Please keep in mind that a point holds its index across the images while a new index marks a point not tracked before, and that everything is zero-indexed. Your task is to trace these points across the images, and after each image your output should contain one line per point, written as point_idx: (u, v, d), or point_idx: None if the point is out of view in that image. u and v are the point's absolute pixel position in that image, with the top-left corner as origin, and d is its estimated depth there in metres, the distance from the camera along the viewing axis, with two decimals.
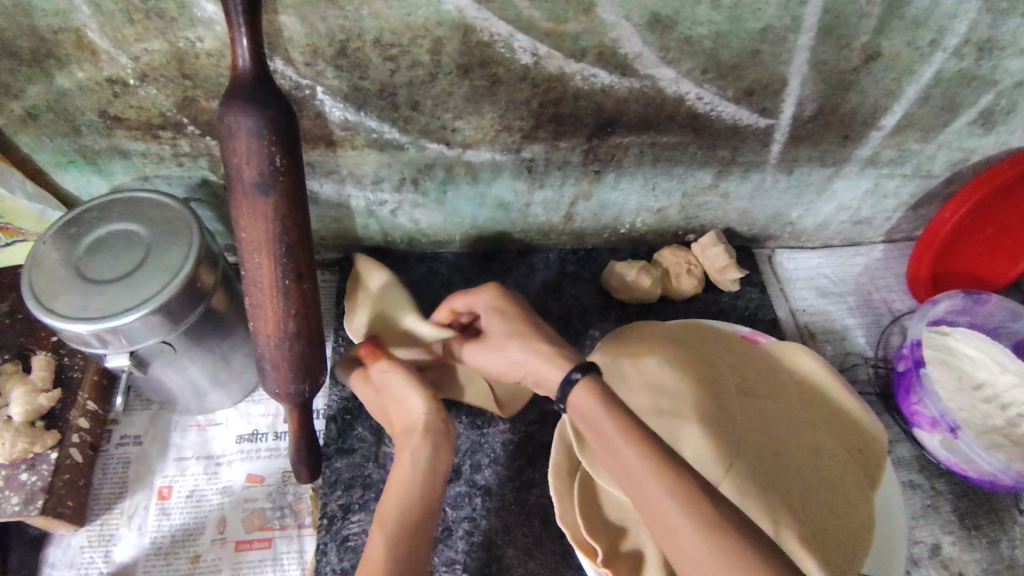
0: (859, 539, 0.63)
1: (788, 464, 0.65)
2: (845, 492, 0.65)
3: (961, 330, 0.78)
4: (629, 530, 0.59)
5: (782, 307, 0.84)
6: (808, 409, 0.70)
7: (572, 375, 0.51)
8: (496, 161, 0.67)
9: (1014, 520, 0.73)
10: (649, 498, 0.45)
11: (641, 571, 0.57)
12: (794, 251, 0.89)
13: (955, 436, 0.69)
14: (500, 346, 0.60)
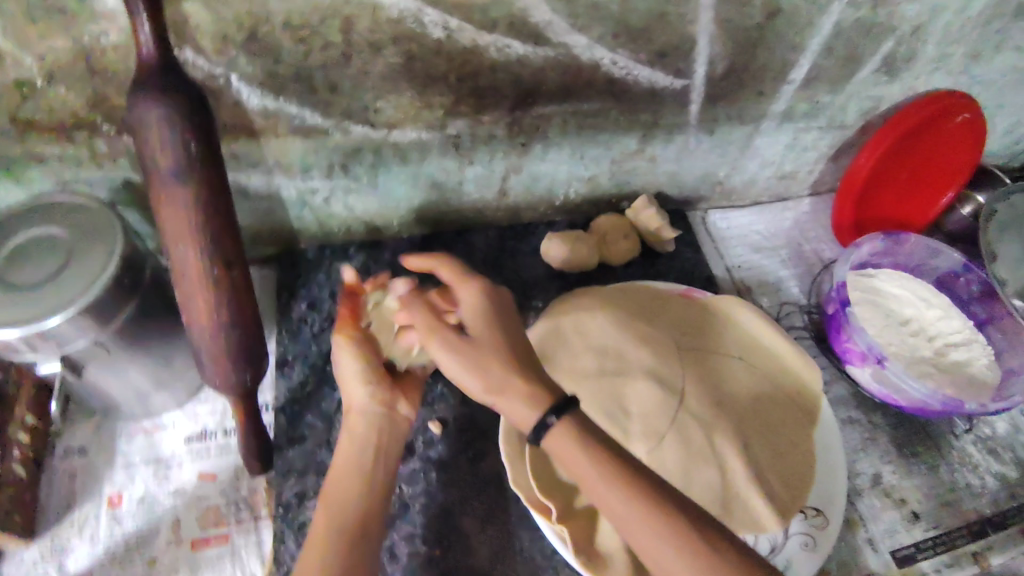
0: (803, 481, 0.67)
1: (734, 413, 0.69)
2: (791, 440, 0.69)
3: (885, 271, 0.83)
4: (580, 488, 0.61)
5: (718, 265, 0.87)
6: (747, 364, 0.73)
7: (547, 420, 0.50)
8: (424, 140, 0.67)
9: (948, 445, 0.77)
10: (638, 539, 0.47)
11: (593, 525, 0.60)
12: (726, 210, 0.92)
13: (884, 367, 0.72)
14: (478, 356, 0.53)
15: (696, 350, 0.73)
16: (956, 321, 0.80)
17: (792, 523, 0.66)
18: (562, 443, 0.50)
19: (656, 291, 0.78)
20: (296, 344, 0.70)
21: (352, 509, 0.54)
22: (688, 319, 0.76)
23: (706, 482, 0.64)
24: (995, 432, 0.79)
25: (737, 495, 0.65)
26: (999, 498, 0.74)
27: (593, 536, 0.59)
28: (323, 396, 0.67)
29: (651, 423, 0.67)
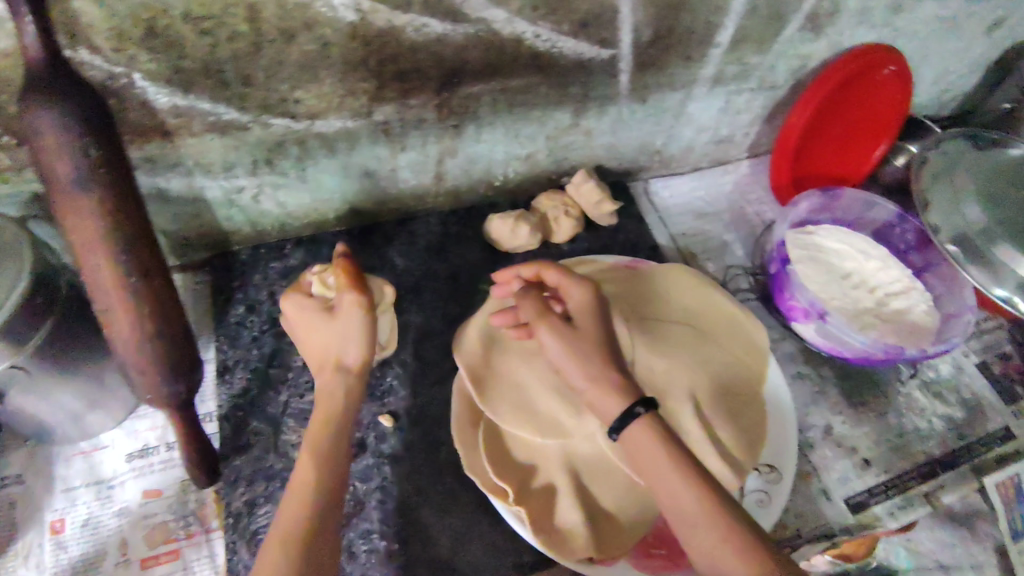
0: (759, 439, 0.68)
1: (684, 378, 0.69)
2: (745, 399, 0.69)
3: (824, 228, 0.84)
4: (537, 467, 0.62)
5: (663, 234, 0.87)
6: (696, 327, 0.74)
7: (634, 409, 0.56)
8: (349, 129, 0.65)
9: (895, 392, 0.79)
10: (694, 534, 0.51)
11: (552, 502, 0.61)
12: (667, 179, 0.92)
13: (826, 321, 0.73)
14: (582, 341, 0.61)
15: (646, 318, 0.73)
16: (895, 270, 0.82)
17: (749, 480, 0.66)
18: (640, 435, 0.55)
19: (601, 265, 0.77)
20: (236, 349, 0.68)
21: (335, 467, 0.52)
22: (635, 292, 0.75)
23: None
24: (938, 375, 0.81)
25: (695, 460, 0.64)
26: (947, 438, 0.76)
27: (553, 515, 0.60)
28: (268, 400, 0.65)
29: None
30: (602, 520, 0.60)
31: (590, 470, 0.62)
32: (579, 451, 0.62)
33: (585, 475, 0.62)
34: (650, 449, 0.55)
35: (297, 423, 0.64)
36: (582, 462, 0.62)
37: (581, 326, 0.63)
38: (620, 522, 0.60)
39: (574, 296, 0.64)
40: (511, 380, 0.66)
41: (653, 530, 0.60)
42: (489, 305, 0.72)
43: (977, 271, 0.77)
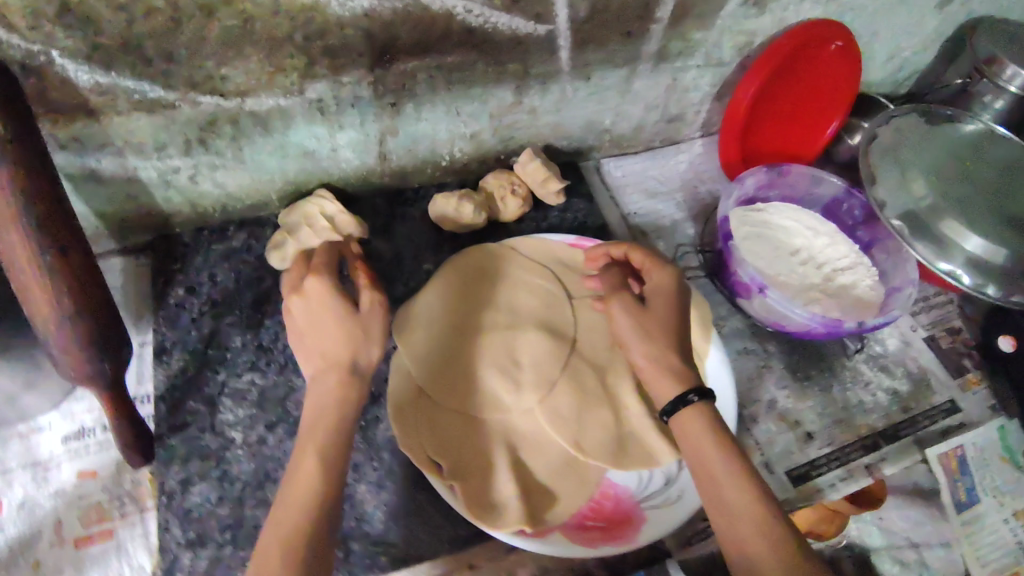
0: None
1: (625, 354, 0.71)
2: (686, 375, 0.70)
3: (774, 205, 0.84)
4: (472, 444, 0.63)
5: (614, 213, 0.87)
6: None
7: (688, 395, 0.56)
8: (282, 107, 0.65)
9: (841, 366, 0.79)
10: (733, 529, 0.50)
11: (485, 475, 0.61)
12: (620, 158, 0.91)
13: (767, 295, 0.73)
14: (651, 325, 0.61)
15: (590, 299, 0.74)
16: (842, 247, 0.82)
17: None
18: (693, 422, 0.55)
19: (544, 244, 0.76)
20: (175, 330, 0.68)
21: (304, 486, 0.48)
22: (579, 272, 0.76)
23: (599, 425, 0.65)
24: (886, 349, 0.82)
25: (631, 435, 0.66)
26: (890, 411, 0.77)
27: (488, 490, 0.60)
28: (206, 380, 0.65)
29: (541, 372, 0.67)
30: (536, 494, 0.61)
31: (525, 444, 0.64)
32: (517, 425, 0.65)
33: (521, 449, 0.64)
34: (703, 439, 0.54)
35: (235, 403, 0.64)
36: (518, 437, 0.64)
37: (659, 305, 0.62)
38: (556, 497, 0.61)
39: (656, 278, 0.64)
40: (452, 357, 0.68)
41: (589, 502, 0.61)
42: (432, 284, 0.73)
43: (924, 246, 0.77)
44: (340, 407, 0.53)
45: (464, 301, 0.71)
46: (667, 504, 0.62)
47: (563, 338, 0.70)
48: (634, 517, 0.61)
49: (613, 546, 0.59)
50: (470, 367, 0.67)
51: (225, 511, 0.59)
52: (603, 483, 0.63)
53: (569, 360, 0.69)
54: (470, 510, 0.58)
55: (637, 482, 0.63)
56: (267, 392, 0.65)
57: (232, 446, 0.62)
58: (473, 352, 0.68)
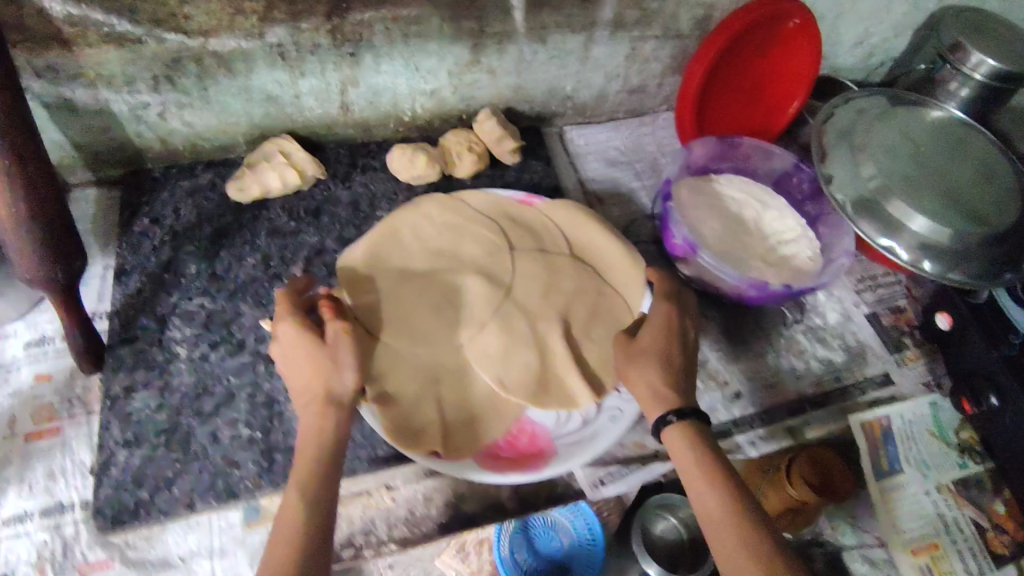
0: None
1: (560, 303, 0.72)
2: (614, 327, 0.72)
3: (726, 176, 0.87)
4: (392, 372, 0.64)
5: (571, 177, 0.89)
6: (577, 261, 0.75)
7: (667, 416, 0.59)
8: (243, 50, 0.69)
9: (779, 335, 0.81)
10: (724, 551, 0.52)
11: (402, 402, 0.63)
12: (583, 126, 0.94)
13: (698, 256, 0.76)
14: (641, 355, 0.62)
15: (531, 250, 0.75)
16: (789, 219, 0.84)
17: (606, 399, 0.68)
18: (675, 443, 0.58)
19: (493, 199, 0.79)
20: (135, 255, 0.73)
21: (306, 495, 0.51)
22: (524, 224, 0.77)
23: (523, 365, 0.67)
24: (825, 322, 0.84)
25: (554, 378, 0.67)
26: (823, 380, 0.79)
27: (410, 419, 0.63)
28: (158, 301, 0.70)
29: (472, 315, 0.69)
30: (455, 426, 0.64)
31: (449, 379, 0.66)
32: (443, 360, 0.67)
33: (445, 384, 0.65)
34: (686, 459, 0.57)
35: (183, 322, 0.69)
36: (443, 371, 0.66)
37: (650, 335, 0.64)
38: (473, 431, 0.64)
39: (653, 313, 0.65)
40: (388, 293, 0.69)
41: (505, 435, 0.65)
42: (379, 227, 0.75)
43: (869, 223, 0.79)
44: (324, 438, 0.53)
45: (408, 246, 0.73)
46: (580, 442, 0.67)
47: (499, 283, 0.71)
48: (547, 452, 0.66)
49: (521, 474, 0.64)
50: (403, 303, 0.68)
51: (162, 416, 0.63)
52: (522, 419, 0.66)
53: (502, 304, 0.70)
54: (392, 434, 0.62)
55: (555, 421, 0.67)
56: (214, 315, 0.69)
57: (175, 360, 0.66)
58: (406, 289, 0.70)
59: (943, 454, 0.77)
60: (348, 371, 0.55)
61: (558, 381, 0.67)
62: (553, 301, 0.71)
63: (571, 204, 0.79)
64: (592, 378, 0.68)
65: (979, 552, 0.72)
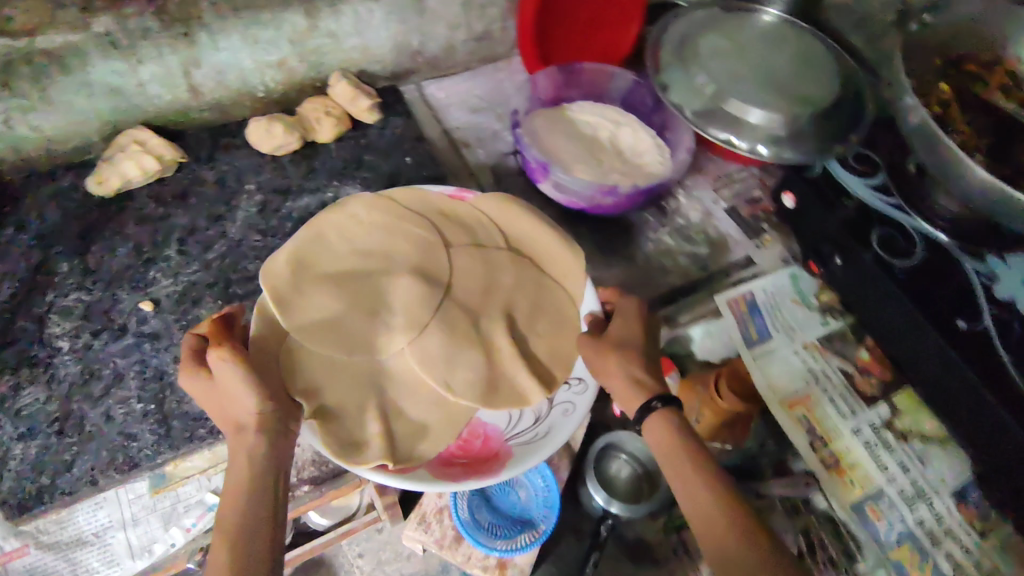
0: (568, 353, 0.69)
1: (503, 299, 0.70)
2: (559, 320, 0.70)
3: (577, 103, 0.92)
4: (329, 382, 0.61)
5: (435, 128, 0.92)
6: (513, 253, 0.73)
7: (652, 403, 0.58)
8: (73, 44, 0.69)
9: (646, 239, 0.87)
10: (713, 537, 0.52)
11: (342, 412, 0.61)
12: (440, 81, 0.98)
13: (552, 173, 0.81)
14: (617, 349, 0.63)
15: (467, 246, 0.73)
16: (639, 131, 0.90)
17: (556, 395, 0.67)
18: (660, 428, 0.58)
19: (420, 195, 0.75)
20: (4, 263, 0.73)
21: (236, 534, 0.49)
22: (458, 219, 0.74)
23: (469, 364, 0.65)
24: (688, 221, 0.89)
25: (502, 376, 0.66)
26: (690, 272, 0.85)
27: (351, 432, 0.60)
28: (33, 302, 0.71)
29: (413, 316, 0.66)
30: (402, 437, 0.61)
31: (391, 388, 0.64)
32: (382, 365, 0.65)
33: (387, 389, 0.64)
34: (672, 446, 0.57)
35: (61, 317, 0.70)
36: (385, 377, 0.64)
37: (623, 331, 0.64)
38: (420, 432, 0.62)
39: (623, 304, 0.67)
40: (319, 295, 0.65)
41: (457, 441, 0.63)
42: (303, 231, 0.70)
43: (712, 124, 0.84)
44: (251, 481, 0.52)
45: (336, 252, 0.69)
46: (536, 439, 0.65)
47: (439, 282, 0.69)
48: (501, 453, 0.63)
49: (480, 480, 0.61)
50: (334, 312, 0.64)
51: (54, 406, 0.65)
52: (472, 422, 0.65)
53: (441, 303, 0.67)
54: (336, 450, 0.58)
55: (507, 421, 0.66)
56: (92, 306, 0.71)
57: (59, 353, 0.68)
58: (333, 292, 0.65)
59: (807, 316, 0.84)
60: (247, 396, 0.54)
61: (507, 378, 0.66)
62: (494, 297, 0.70)
63: (508, 197, 0.76)
64: (541, 370, 0.67)
65: (848, 395, 0.79)
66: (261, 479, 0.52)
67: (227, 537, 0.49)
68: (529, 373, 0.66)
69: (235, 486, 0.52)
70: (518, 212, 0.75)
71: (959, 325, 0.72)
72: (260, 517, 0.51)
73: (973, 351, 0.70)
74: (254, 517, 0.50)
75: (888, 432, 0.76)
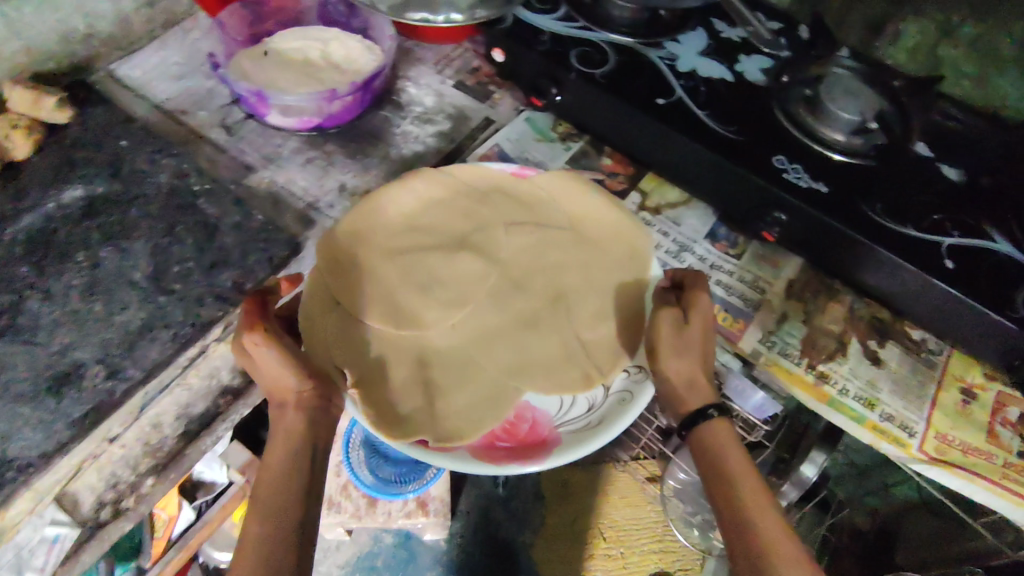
0: (634, 340, 0.71)
1: (557, 275, 0.73)
2: (620, 303, 0.72)
3: (277, 34, 0.91)
4: (384, 367, 0.66)
5: (142, 105, 0.87)
6: (574, 233, 0.76)
7: (708, 410, 0.63)
8: None
9: (393, 134, 0.90)
10: (752, 535, 0.57)
11: (391, 393, 0.65)
12: (129, 60, 0.91)
13: (268, 98, 0.81)
14: (688, 346, 0.66)
15: (529, 223, 0.76)
16: (344, 39, 0.92)
17: (613, 383, 0.68)
18: (716, 434, 0.63)
19: (488, 174, 0.80)
20: None
21: (277, 505, 0.57)
22: (513, 193, 0.79)
23: (523, 342, 0.69)
24: (426, 107, 0.93)
25: (561, 350, 0.69)
26: (441, 148, 0.90)
27: (391, 404, 0.64)
28: None
29: (463, 295, 0.71)
30: (444, 412, 0.64)
31: (439, 364, 0.67)
32: (432, 344, 0.68)
33: (436, 370, 0.66)
34: (721, 450, 0.62)
35: None
36: (438, 356, 0.67)
37: (695, 330, 0.66)
38: (453, 413, 0.64)
39: (699, 302, 0.68)
40: (381, 270, 0.72)
41: (503, 422, 0.65)
42: (365, 202, 0.77)
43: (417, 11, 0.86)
44: (290, 458, 0.59)
45: (397, 234, 0.75)
46: (586, 427, 0.65)
47: (485, 261, 0.73)
48: (548, 441, 0.64)
49: (521, 462, 0.62)
50: (405, 300, 0.70)
51: None
52: (521, 406, 0.66)
53: (488, 281, 0.72)
54: (371, 418, 0.63)
55: (557, 407, 0.67)
56: None
57: None
58: (399, 274, 0.71)
59: (551, 147, 0.92)
60: (291, 377, 0.61)
61: (569, 356, 0.69)
62: (556, 276, 0.73)
63: (565, 173, 0.81)
64: (592, 351, 0.69)
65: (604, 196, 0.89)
66: (301, 467, 0.59)
67: (271, 514, 0.57)
68: (578, 350, 0.69)
69: (279, 469, 0.59)
70: (568, 197, 0.79)
71: (659, 102, 0.83)
72: (298, 492, 0.58)
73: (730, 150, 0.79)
74: (298, 491, 0.58)
75: (644, 212, 0.88)
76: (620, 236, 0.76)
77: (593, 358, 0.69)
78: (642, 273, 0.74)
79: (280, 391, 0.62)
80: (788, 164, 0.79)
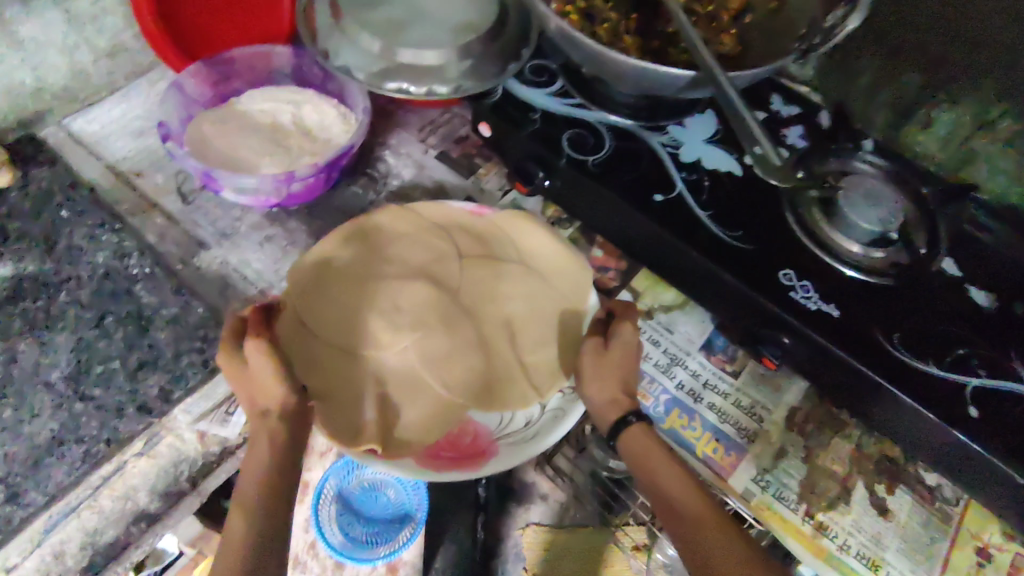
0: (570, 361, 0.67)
1: (506, 305, 0.69)
2: (560, 331, 0.69)
3: (246, 95, 0.83)
4: (344, 389, 0.62)
5: (95, 167, 0.80)
6: (524, 267, 0.72)
7: (628, 416, 0.59)
8: None
9: (364, 210, 0.82)
10: (690, 529, 0.51)
11: (351, 412, 0.61)
12: (86, 112, 0.84)
13: (218, 181, 0.72)
14: (609, 364, 0.62)
15: (480, 255, 0.72)
16: (318, 106, 0.84)
17: (548, 400, 0.66)
18: (638, 438, 0.58)
19: (444, 209, 0.75)
20: None
21: (260, 499, 0.52)
22: (467, 232, 0.74)
23: (468, 366, 0.65)
24: (403, 181, 0.86)
25: (501, 376, 0.66)
26: None
27: (351, 419, 0.61)
28: None
29: (423, 318, 0.66)
30: (396, 428, 0.61)
31: (397, 385, 0.63)
32: (392, 366, 0.63)
33: (392, 389, 0.63)
34: (647, 447, 0.57)
35: None
36: (395, 377, 0.63)
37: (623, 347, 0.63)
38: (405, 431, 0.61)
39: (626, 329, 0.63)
40: (356, 290, 0.67)
41: (445, 434, 0.62)
42: (350, 227, 0.72)
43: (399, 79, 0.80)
44: (281, 457, 0.55)
45: (376, 258, 0.70)
46: (520, 441, 0.63)
47: (446, 287, 0.68)
48: (488, 452, 0.62)
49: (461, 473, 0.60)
50: (369, 321, 0.65)
51: None
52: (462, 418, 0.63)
53: (447, 306, 0.67)
54: (336, 437, 0.59)
55: (498, 421, 0.64)
56: None
57: None
58: (377, 296, 0.67)
59: None
60: (278, 381, 0.56)
61: (509, 377, 0.66)
62: (502, 306, 0.69)
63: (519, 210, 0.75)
64: (535, 378, 0.66)
65: None
66: (291, 465, 0.55)
67: (264, 505, 0.52)
68: (520, 377, 0.66)
69: (261, 462, 0.54)
70: (525, 229, 0.74)
71: (656, 199, 0.75)
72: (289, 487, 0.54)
73: (729, 259, 0.70)
74: (285, 490, 0.53)
75: None
76: (569, 266, 0.72)
77: (533, 385, 0.66)
78: (584, 300, 0.70)
79: (255, 391, 0.57)
80: (796, 280, 0.70)
